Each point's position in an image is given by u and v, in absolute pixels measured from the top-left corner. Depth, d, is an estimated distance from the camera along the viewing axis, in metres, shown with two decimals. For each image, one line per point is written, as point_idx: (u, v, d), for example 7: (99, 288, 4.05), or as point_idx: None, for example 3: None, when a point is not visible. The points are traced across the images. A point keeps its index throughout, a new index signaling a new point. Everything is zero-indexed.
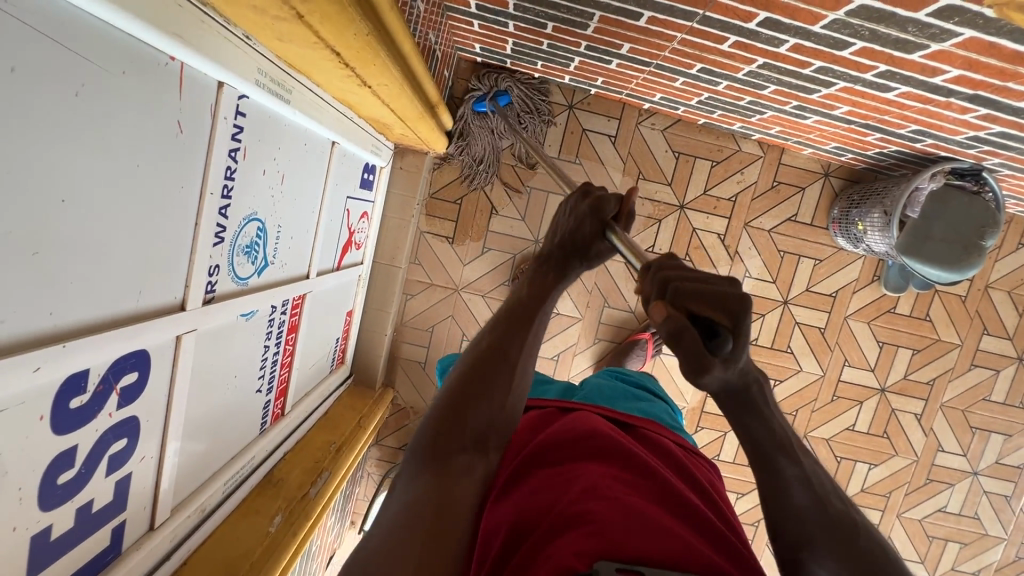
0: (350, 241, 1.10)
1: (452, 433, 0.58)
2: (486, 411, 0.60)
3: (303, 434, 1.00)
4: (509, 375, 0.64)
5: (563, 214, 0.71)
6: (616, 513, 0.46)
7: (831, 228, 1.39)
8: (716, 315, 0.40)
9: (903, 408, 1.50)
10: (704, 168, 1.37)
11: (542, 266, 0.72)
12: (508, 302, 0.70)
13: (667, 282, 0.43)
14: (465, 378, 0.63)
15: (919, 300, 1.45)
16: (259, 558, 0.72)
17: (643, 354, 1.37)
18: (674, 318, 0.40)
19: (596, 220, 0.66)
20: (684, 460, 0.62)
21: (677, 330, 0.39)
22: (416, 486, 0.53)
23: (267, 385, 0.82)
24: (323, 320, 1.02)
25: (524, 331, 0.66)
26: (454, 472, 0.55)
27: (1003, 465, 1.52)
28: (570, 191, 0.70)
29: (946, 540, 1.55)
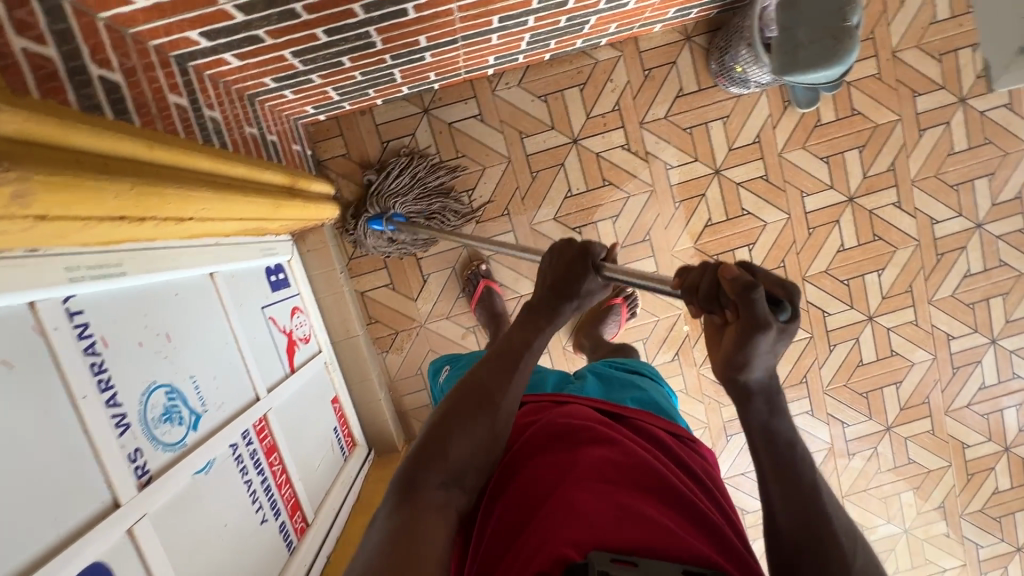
0: (293, 342, 1.12)
1: (435, 466, 0.56)
2: (466, 446, 0.58)
3: (339, 531, 1.03)
4: (491, 416, 0.61)
5: (551, 264, 0.75)
6: (606, 509, 0.50)
7: (718, 83, 1.35)
8: (773, 288, 0.46)
9: (878, 205, 1.46)
10: (575, 96, 1.35)
11: (534, 311, 0.72)
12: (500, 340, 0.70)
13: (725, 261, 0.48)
14: (451, 405, 0.61)
15: (838, 101, 1.41)
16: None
17: (618, 318, 1.40)
18: (745, 277, 0.44)
19: (586, 261, 0.71)
20: (675, 447, 0.66)
21: (754, 287, 0.43)
22: (396, 514, 0.52)
23: (271, 510, 0.85)
24: (303, 423, 1.06)
25: (511, 369, 0.65)
26: (428, 504, 0.53)
27: (1003, 204, 1.47)
28: (564, 241, 0.75)
29: (987, 299, 1.52)
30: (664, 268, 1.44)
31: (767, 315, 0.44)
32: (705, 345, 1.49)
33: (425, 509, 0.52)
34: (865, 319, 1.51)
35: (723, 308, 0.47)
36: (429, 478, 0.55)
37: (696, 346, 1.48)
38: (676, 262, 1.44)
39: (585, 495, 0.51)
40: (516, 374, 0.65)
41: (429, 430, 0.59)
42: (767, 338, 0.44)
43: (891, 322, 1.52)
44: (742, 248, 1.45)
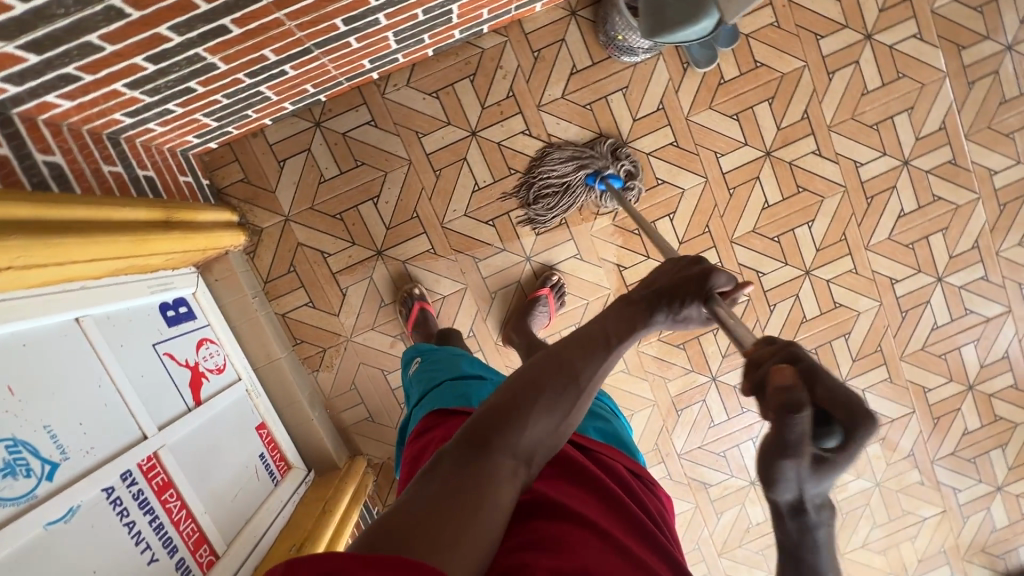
0: (199, 374, 1.11)
1: (502, 436, 0.53)
2: (540, 427, 0.55)
3: (258, 558, 1.03)
4: (570, 409, 0.58)
5: (665, 270, 0.68)
6: (596, 547, 0.51)
7: (610, 54, 1.32)
8: (829, 408, 0.39)
9: (797, 155, 1.41)
10: (467, 87, 1.33)
11: (638, 302, 0.65)
12: (599, 324, 0.63)
13: (802, 358, 0.42)
14: (538, 379, 0.57)
15: (739, 55, 1.37)
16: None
17: (546, 310, 1.36)
18: (798, 394, 0.38)
19: (700, 288, 0.63)
20: (635, 485, 0.68)
21: (797, 408, 0.38)
22: (460, 471, 0.50)
23: (163, 547, 0.85)
24: (214, 454, 1.05)
25: (603, 356, 0.60)
26: (488, 476, 0.51)
27: (928, 137, 1.42)
28: (690, 256, 0.68)
29: (926, 237, 1.47)
30: (585, 249, 1.41)
31: (806, 439, 0.38)
32: None
33: (483, 482, 0.50)
34: (802, 274, 1.46)
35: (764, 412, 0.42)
36: (496, 448, 0.53)
37: None
38: (597, 241, 1.41)
39: (575, 529, 0.52)
40: (605, 366, 0.60)
41: (504, 395, 0.56)
42: (796, 464, 0.39)
43: (830, 273, 1.47)
44: (663, 219, 1.41)
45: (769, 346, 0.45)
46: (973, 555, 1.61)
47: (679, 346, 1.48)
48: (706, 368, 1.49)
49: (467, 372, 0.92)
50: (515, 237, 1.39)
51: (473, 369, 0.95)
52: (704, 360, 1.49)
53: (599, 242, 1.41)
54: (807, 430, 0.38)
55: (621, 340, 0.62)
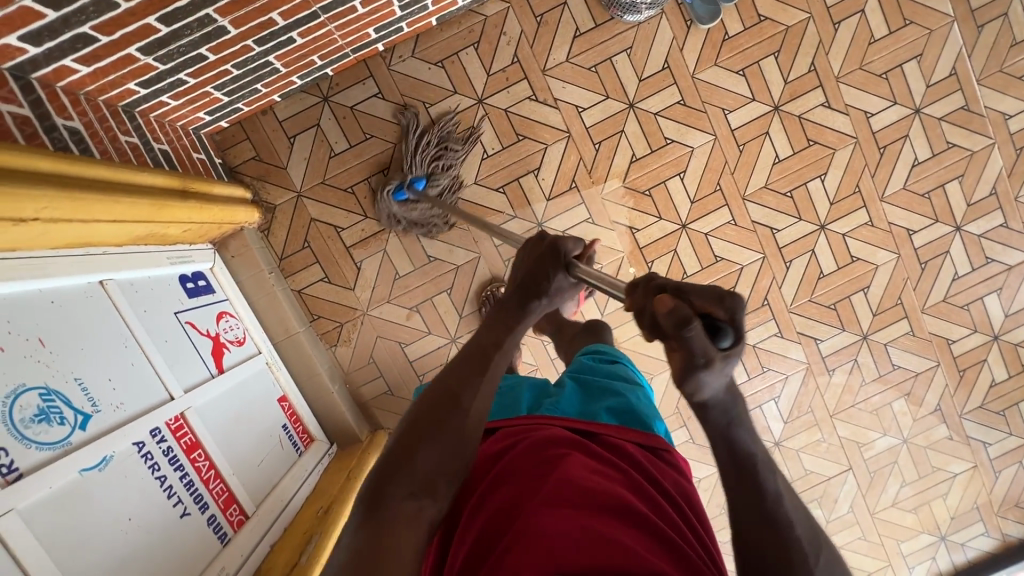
0: (221, 345, 1.12)
1: (400, 477, 0.60)
2: (437, 450, 0.63)
3: (287, 521, 1.03)
4: (460, 426, 0.66)
5: (525, 259, 0.80)
6: (561, 533, 0.50)
7: (613, 15, 1.33)
8: (710, 312, 0.54)
9: (806, 108, 1.40)
10: (471, 56, 1.33)
11: (501, 311, 0.77)
12: (471, 347, 0.74)
13: (666, 285, 0.57)
14: (420, 411, 0.66)
15: (743, 10, 1.36)
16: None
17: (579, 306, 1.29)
18: (681, 314, 0.53)
19: (556, 262, 0.76)
20: (646, 461, 0.64)
21: (686, 321, 0.52)
22: (364, 531, 0.56)
23: (194, 503, 0.86)
24: (238, 421, 1.06)
25: (479, 374, 0.71)
26: (392, 523, 0.57)
27: (939, 83, 1.41)
28: (535, 240, 0.81)
29: (943, 186, 1.45)
30: (596, 213, 1.41)
31: (704, 346, 0.53)
32: None
33: (393, 523, 0.57)
34: (817, 229, 1.45)
35: (668, 335, 0.56)
36: (395, 491, 0.59)
37: None
38: (608, 204, 1.41)
39: (547, 521, 0.52)
40: (481, 385, 0.70)
41: (396, 437, 0.65)
42: (703, 366, 0.54)
43: (846, 227, 1.45)
44: (674, 180, 1.41)
45: (640, 286, 0.60)
46: (1006, 511, 1.58)
47: None
48: None
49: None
50: (525, 204, 1.39)
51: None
52: None
53: (610, 205, 1.41)
54: (703, 338, 0.52)
55: (484, 356, 0.73)
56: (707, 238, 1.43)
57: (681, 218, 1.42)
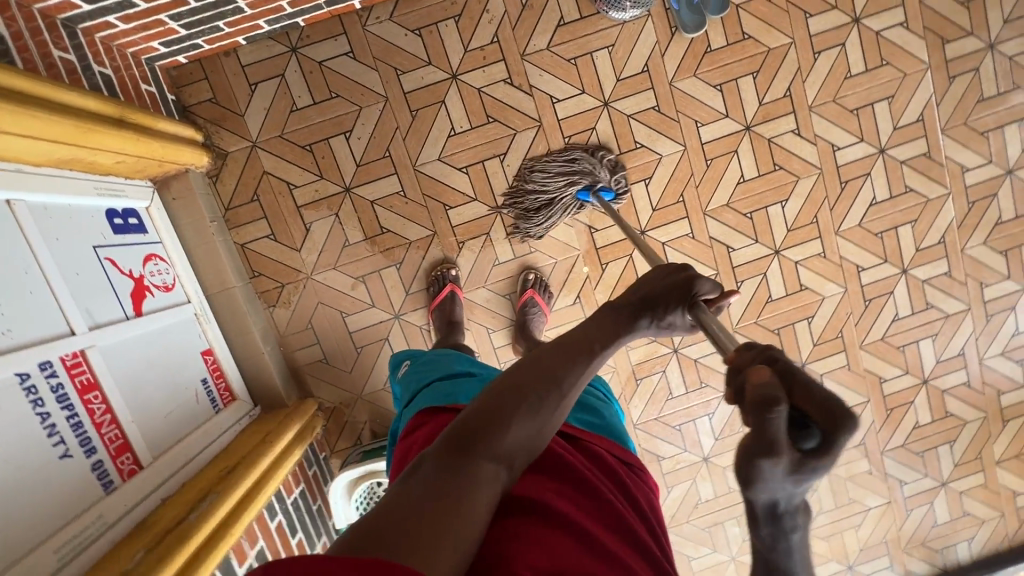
0: (143, 287, 1.07)
1: (487, 436, 0.53)
2: (527, 425, 0.56)
3: (187, 476, 1.00)
4: (555, 411, 0.58)
5: (655, 274, 0.70)
6: (572, 546, 0.50)
7: (600, 9, 1.31)
8: (806, 407, 0.41)
9: (778, 132, 1.41)
10: (451, 28, 1.30)
11: (616, 310, 0.67)
12: (575, 335, 0.64)
13: (779, 363, 0.45)
14: (526, 380, 0.58)
15: (727, 25, 1.36)
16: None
17: (539, 311, 1.37)
18: (773, 389, 0.41)
19: (683, 294, 0.67)
20: (622, 471, 0.67)
21: (773, 399, 0.40)
22: (438, 474, 0.50)
23: (81, 444, 0.81)
24: (149, 369, 1.01)
25: (588, 360, 0.61)
26: (469, 477, 0.51)
27: (905, 127, 1.43)
28: (675, 262, 0.71)
29: (895, 228, 1.48)
30: None
31: (784, 438, 0.39)
32: (607, 287, 1.43)
33: (467, 482, 0.50)
34: (771, 254, 1.47)
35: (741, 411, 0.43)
36: (477, 449, 0.53)
37: (597, 287, 1.43)
38: None
39: (561, 533, 0.52)
40: (586, 373, 0.61)
41: (490, 395, 0.56)
42: (774, 464, 0.39)
43: (799, 255, 1.47)
44: (640, 185, 1.40)
45: (754, 347, 0.48)
46: (913, 548, 1.64)
47: None
48: (669, 339, 1.49)
49: (456, 372, 0.88)
50: (488, 188, 1.37)
51: (465, 368, 0.91)
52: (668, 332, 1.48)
53: None
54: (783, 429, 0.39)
55: (591, 347, 0.62)
56: (663, 248, 1.43)
57: (640, 224, 1.42)
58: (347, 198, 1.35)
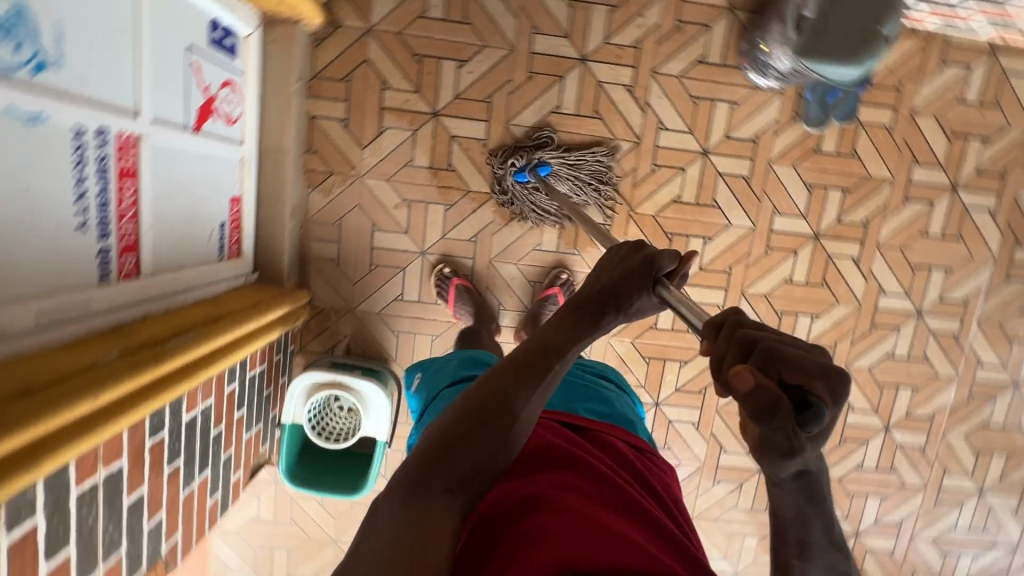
0: (210, 108, 1.03)
1: (441, 471, 0.57)
2: (481, 454, 0.59)
3: (172, 304, 0.95)
4: (508, 423, 0.62)
5: (610, 268, 0.79)
6: (574, 524, 0.56)
7: (743, 65, 1.31)
8: (802, 382, 0.46)
9: (840, 253, 1.44)
10: (601, 15, 1.30)
11: (575, 315, 0.74)
12: (534, 347, 0.70)
13: (754, 340, 0.48)
14: (475, 407, 0.62)
15: (844, 135, 1.38)
16: (42, 393, 0.62)
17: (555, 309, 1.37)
18: (770, 390, 0.44)
19: (644, 277, 0.76)
20: (635, 461, 0.73)
21: (775, 406, 0.44)
22: (402, 516, 0.53)
23: (99, 224, 0.77)
24: (182, 186, 0.97)
25: (543, 370, 0.66)
26: (432, 508, 0.55)
27: (948, 302, 1.48)
28: (630, 250, 0.79)
29: (897, 386, 1.52)
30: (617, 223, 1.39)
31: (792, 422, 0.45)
32: None
33: (426, 510, 0.54)
34: None
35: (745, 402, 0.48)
36: (436, 484, 0.57)
37: None
38: (631, 223, 1.40)
39: (565, 517, 0.57)
40: (536, 387, 0.65)
41: (440, 432, 0.61)
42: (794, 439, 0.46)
43: None
44: (698, 240, 1.41)
45: (725, 331, 0.51)
46: None
47: (646, 359, 1.48)
48: (655, 391, 1.50)
49: (461, 375, 0.88)
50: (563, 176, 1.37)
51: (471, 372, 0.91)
52: (658, 384, 1.49)
53: (633, 225, 1.40)
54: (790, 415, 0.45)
55: (551, 355, 0.69)
56: None
57: None
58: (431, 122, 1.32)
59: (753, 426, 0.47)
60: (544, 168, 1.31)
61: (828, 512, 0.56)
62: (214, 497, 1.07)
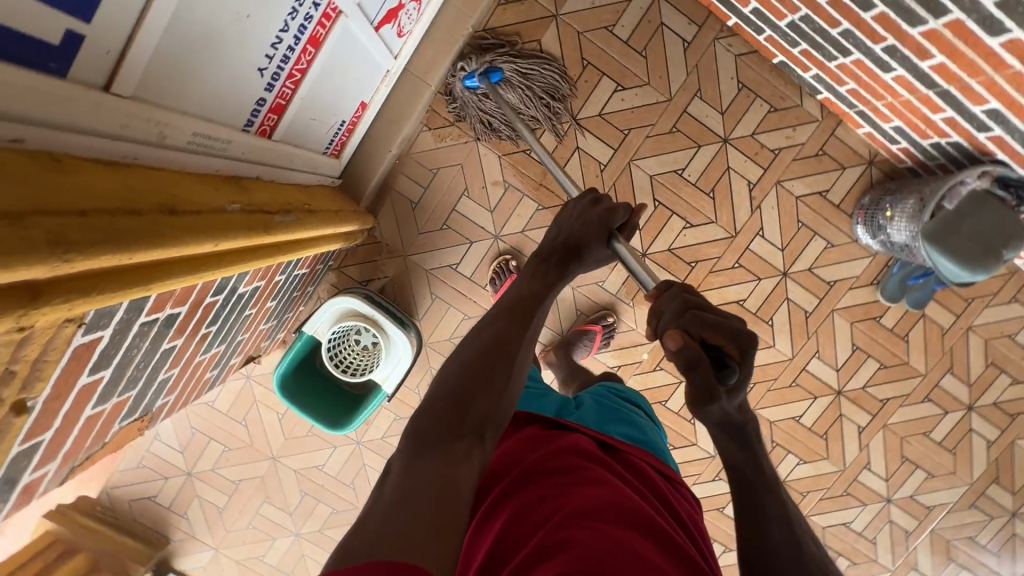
0: (395, 14, 1.00)
1: (450, 424, 0.57)
2: (484, 405, 0.60)
3: (278, 178, 0.91)
4: (506, 374, 0.63)
5: (571, 218, 0.81)
6: (594, 535, 0.49)
7: (855, 215, 1.36)
8: (723, 343, 0.54)
9: (852, 418, 1.51)
10: (759, 110, 1.33)
11: (543, 264, 0.76)
12: (513, 302, 0.72)
13: (685, 305, 0.57)
14: (478, 361, 0.63)
15: (905, 318, 1.45)
16: (182, 218, 0.55)
17: (589, 345, 1.37)
18: (689, 349, 0.53)
19: (604, 230, 0.79)
20: (663, 486, 0.65)
21: (692, 362, 0.53)
22: (418, 466, 0.53)
23: (270, 76, 0.74)
24: (341, 74, 0.93)
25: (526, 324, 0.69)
26: (447, 460, 0.54)
27: (916, 502, 1.56)
28: (587, 201, 0.81)
29: (838, 553, 1.59)
30: None
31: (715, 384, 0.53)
32: (642, 381, 1.48)
33: (435, 466, 0.52)
34: None
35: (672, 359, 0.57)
36: (443, 437, 0.56)
37: (636, 373, 1.47)
38: None
39: (587, 532, 0.49)
40: (526, 341, 0.68)
41: (444, 387, 0.62)
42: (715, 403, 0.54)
43: None
44: None
45: (662, 297, 0.60)
46: None
47: None
48: None
49: None
50: (654, 231, 1.40)
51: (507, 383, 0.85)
52: None
53: None
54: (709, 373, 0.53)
55: (531, 312, 0.71)
56: None
57: None
58: (565, 128, 1.34)
59: (681, 380, 0.55)
60: (493, 75, 1.23)
61: (763, 460, 0.58)
62: (213, 371, 1.03)
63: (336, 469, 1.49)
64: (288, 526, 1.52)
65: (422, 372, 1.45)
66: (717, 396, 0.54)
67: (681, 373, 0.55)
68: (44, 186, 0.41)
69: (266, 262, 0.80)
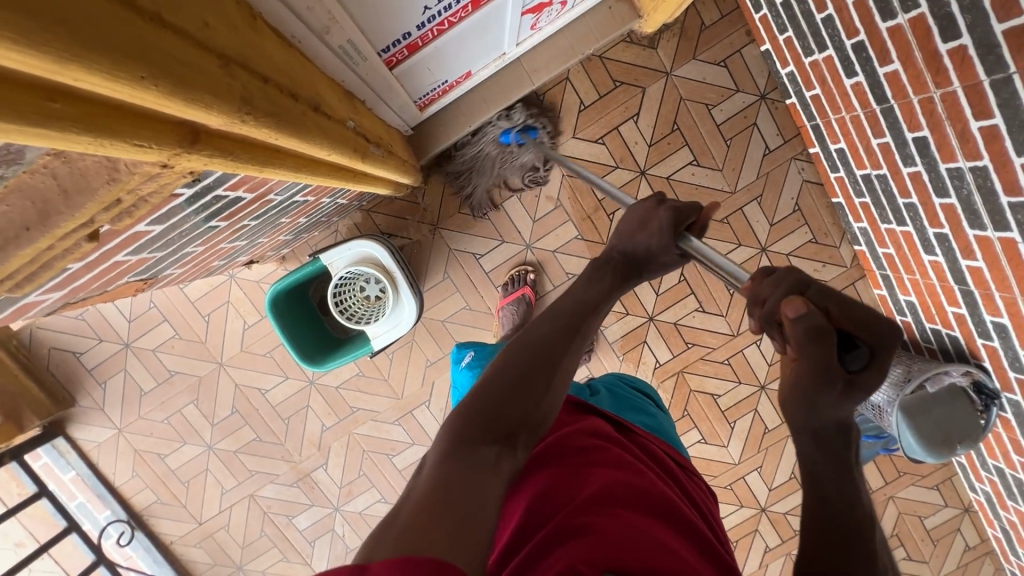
0: (540, 8, 1.01)
1: (488, 422, 0.51)
2: (523, 406, 0.54)
3: (372, 108, 0.89)
4: (547, 373, 0.57)
5: (628, 216, 0.70)
6: (616, 525, 0.49)
7: None
8: (857, 330, 0.47)
9: (764, 536, 1.52)
10: (802, 236, 1.42)
11: (598, 269, 0.69)
12: (564, 305, 0.65)
13: (807, 284, 0.50)
14: (517, 364, 0.57)
15: None
16: (319, 115, 0.54)
17: None
18: (813, 317, 0.47)
19: (671, 229, 0.65)
20: (677, 473, 0.67)
21: (819, 330, 0.46)
22: (452, 462, 0.47)
23: (428, 17, 0.71)
24: (473, 40, 0.93)
25: (574, 327, 0.62)
26: (484, 460, 0.48)
27: None
28: (649, 198, 0.69)
29: None
30: (665, 367, 1.47)
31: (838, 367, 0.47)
32: None
33: (470, 466, 0.46)
34: None
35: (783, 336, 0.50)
36: (481, 434, 0.50)
37: None
38: (674, 377, 1.48)
39: (607, 517, 0.50)
40: (572, 344, 0.61)
41: (483, 386, 0.55)
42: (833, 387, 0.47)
43: None
44: (696, 435, 1.51)
45: (776, 270, 0.52)
46: None
47: None
48: None
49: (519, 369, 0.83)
50: (668, 302, 1.45)
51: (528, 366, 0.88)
52: None
53: (673, 380, 1.48)
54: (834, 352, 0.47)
55: (581, 317, 0.63)
56: None
57: None
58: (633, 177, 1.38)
59: (796, 357, 0.48)
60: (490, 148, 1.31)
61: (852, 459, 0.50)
62: (218, 260, 0.99)
63: (278, 400, 1.44)
64: (204, 436, 1.45)
65: (403, 341, 1.43)
66: (837, 383, 0.47)
67: (799, 345, 0.47)
68: (246, 40, 0.40)
69: (342, 183, 0.77)
